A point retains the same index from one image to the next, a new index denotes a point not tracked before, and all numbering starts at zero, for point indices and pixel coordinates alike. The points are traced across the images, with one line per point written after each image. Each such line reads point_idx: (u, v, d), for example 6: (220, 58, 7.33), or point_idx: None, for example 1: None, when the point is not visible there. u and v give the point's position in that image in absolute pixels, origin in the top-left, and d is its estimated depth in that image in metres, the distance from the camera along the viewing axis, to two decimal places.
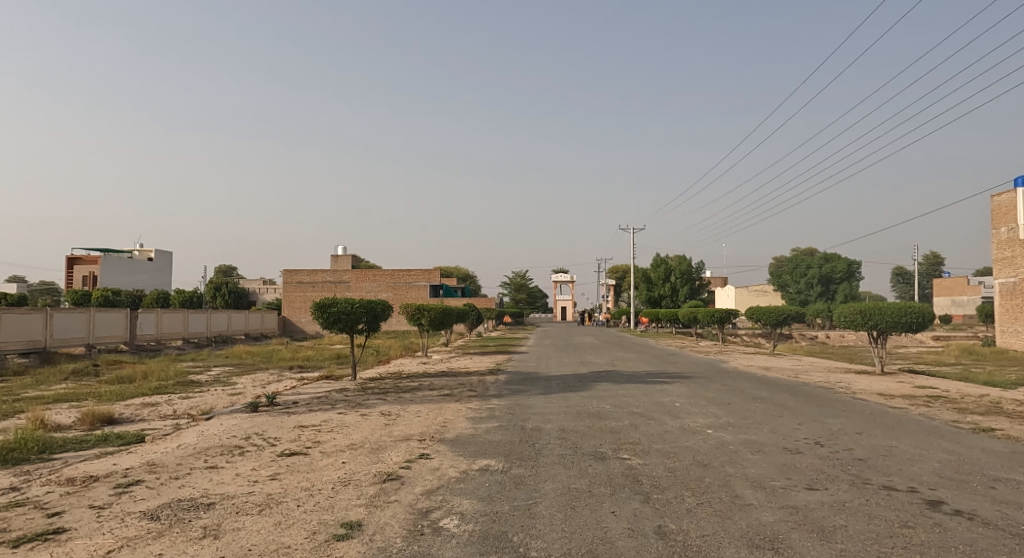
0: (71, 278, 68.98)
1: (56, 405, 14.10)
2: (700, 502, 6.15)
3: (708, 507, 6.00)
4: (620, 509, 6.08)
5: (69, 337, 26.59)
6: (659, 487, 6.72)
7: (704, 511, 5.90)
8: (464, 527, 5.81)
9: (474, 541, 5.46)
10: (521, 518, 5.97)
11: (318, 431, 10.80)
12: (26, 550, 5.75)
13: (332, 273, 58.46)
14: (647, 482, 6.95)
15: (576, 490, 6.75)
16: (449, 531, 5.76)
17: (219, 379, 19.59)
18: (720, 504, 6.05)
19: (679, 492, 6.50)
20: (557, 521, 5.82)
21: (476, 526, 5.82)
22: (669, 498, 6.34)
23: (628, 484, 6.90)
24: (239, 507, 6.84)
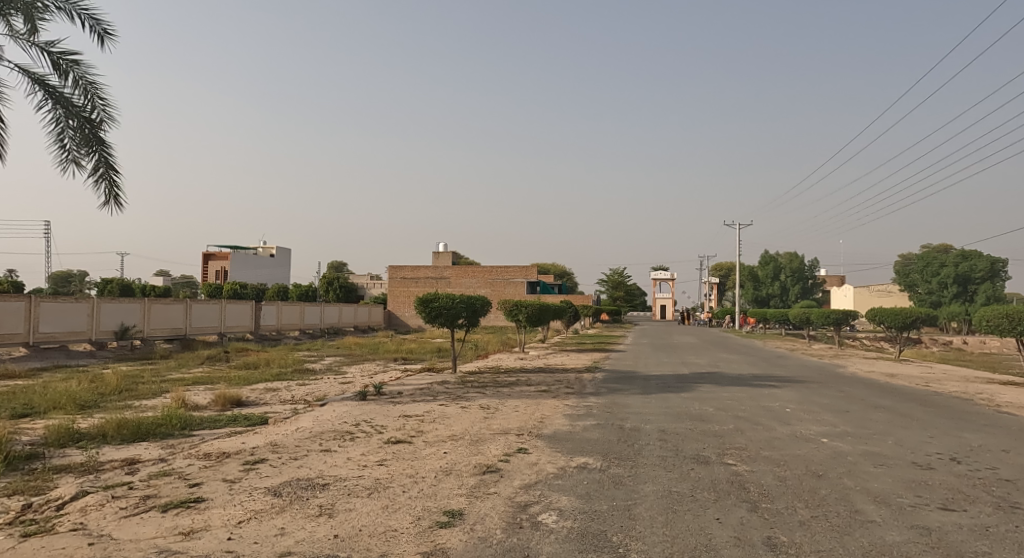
0: (205, 272, 75.16)
1: (194, 387, 15.47)
2: (814, 515, 5.92)
3: (823, 521, 5.78)
4: (726, 516, 5.97)
5: (204, 326, 28.93)
6: (768, 496, 6.55)
7: (819, 525, 5.68)
8: (562, 523, 5.92)
9: (573, 538, 5.55)
10: (621, 519, 6.00)
11: (421, 421, 11.25)
12: (172, 515, 6.38)
13: (434, 270, 60.46)
14: (754, 490, 6.76)
15: (678, 494, 6.69)
16: (547, 526, 5.88)
17: (332, 369, 20.71)
18: (837, 519, 5.80)
19: (792, 503, 6.30)
20: (658, 524, 5.81)
21: (575, 523, 5.90)
22: (779, 508, 6.16)
23: (734, 491, 6.75)
24: (351, 489, 7.28)
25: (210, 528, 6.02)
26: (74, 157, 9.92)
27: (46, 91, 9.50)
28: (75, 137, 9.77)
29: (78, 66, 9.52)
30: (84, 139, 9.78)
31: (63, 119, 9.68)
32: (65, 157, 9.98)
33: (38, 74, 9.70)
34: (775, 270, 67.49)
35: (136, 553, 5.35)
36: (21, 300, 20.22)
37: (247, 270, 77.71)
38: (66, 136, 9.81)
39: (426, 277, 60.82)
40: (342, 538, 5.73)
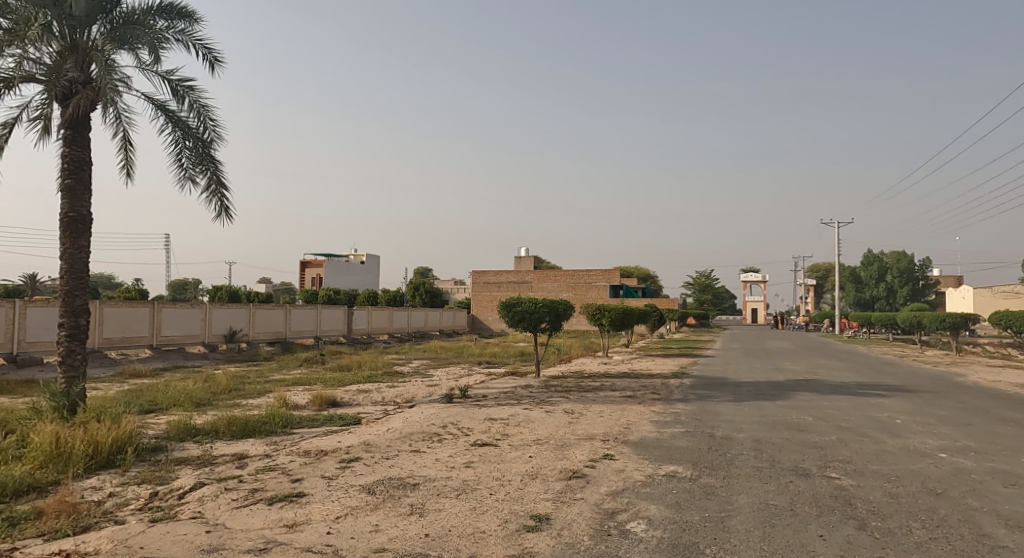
0: (301, 279, 78.95)
1: (294, 387, 16.27)
2: (932, 537, 5.57)
3: (944, 544, 5.43)
4: (830, 533, 5.71)
5: (302, 330, 30.36)
6: (878, 514, 6.20)
7: (938, 547, 5.34)
8: (652, 532, 5.83)
9: (663, 548, 5.47)
10: (714, 531, 5.85)
11: (506, 424, 11.36)
12: (277, 508, 6.73)
13: (517, 274, 60.72)
14: (862, 506, 6.43)
15: (776, 507, 6.45)
16: (636, 534, 5.81)
17: (420, 372, 21.22)
18: (959, 543, 5.44)
19: (906, 523, 5.95)
20: (754, 538, 5.63)
21: (665, 533, 5.81)
22: (891, 527, 5.83)
23: (839, 507, 6.44)
24: (440, 489, 7.46)
25: (311, 522, 6.32)
26: (190, 175, 10.70)
27: (166, 115, 10.29)
28: (192, 156, 10.53)
29: (193, 90, 10.25)
30: (199, 158, 10.52)
31: (181, 139, 10.45)
32: (182, 174, 10.77)
33: (160, 99, 10.53)
34: (880, 270, 63.95)
35: (246, 541, 5.68)
36: (146, 306, 21.90)
37: (340, 277, 81.00)
38: (183, 155, 10.59)
39: (510, 281, 61.31)
40: (432, 537, 5.87)
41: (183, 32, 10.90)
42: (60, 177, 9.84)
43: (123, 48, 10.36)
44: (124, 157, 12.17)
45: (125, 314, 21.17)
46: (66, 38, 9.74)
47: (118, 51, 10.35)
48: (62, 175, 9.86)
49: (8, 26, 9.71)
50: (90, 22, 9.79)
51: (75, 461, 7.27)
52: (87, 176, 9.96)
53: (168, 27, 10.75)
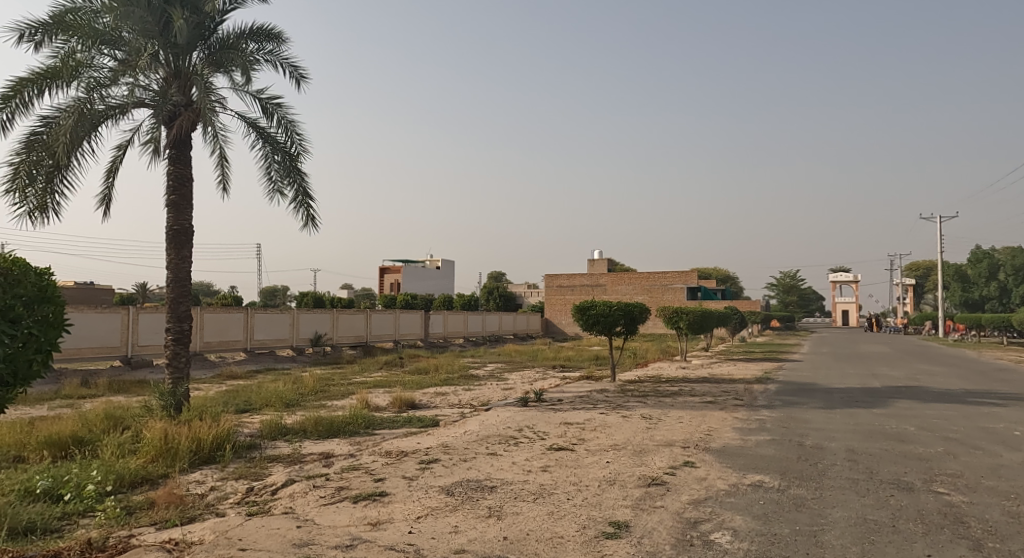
0: (380, 285, 81.40)
1: (375, 390, 16.79)
2: None
3: None
4: (938, 553, 5.43)
5: (382, 333, 31.26)
6: (995, 534, 5.85)
7: None
8: (737, 544, 5.72)
9: None
10: (806, 545, 5.67)
11: (582, 429, 11.34)
12: (361, 506, 6.99)
13: (591, 277, 60.32)
14: (975, 526, 6.08)
15: (875, 523, 6.18)
16: (721, 546, 5.71)
17: (495, 375, 21.45)
18: None
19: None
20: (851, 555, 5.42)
21: (752, 545, 5.68)
22: (1010, 549, 5.49)
23: (949, 525, 6.11)
24: (517, 493, 7.54)
25: (394, 521, 6.52)
26: (279, 187, 11.26)
27: (257, 132, 10.87)
28: (279, 169, 11.06)
29: (281, 107, 10.78)
30: (287, 171, 11.05)
31: (270, 154, 11.02)
32: (272, 187, 11.34)
33: (252, 117, 11.14)
34: (989, 268, 59.73)
35: (334, 537, 5.93)
36: (241, 311, 23.13)
37: (417, 282, 82.91)
38: (272, 169, 11.14)
39: (583, 284, 61.02)
40: (511, 540, 5.95)
41: (272, 52, 11.49)
42: (165, 193, 10.57)
43: (219, 71, 11.04)
44: (221, 172, 12.95)
45: (222, 319, 22.42)
46: (170, 65, 10.48)
47: (215, 74, 11.05)
48: (167, 191, 10.57)
49: (121, 57, 10.55)
50: (191, 48, 10.50)
51: (180, 456, 7.78)
52: (189, 192, 10.64)
53: (259, 49, 11.37)
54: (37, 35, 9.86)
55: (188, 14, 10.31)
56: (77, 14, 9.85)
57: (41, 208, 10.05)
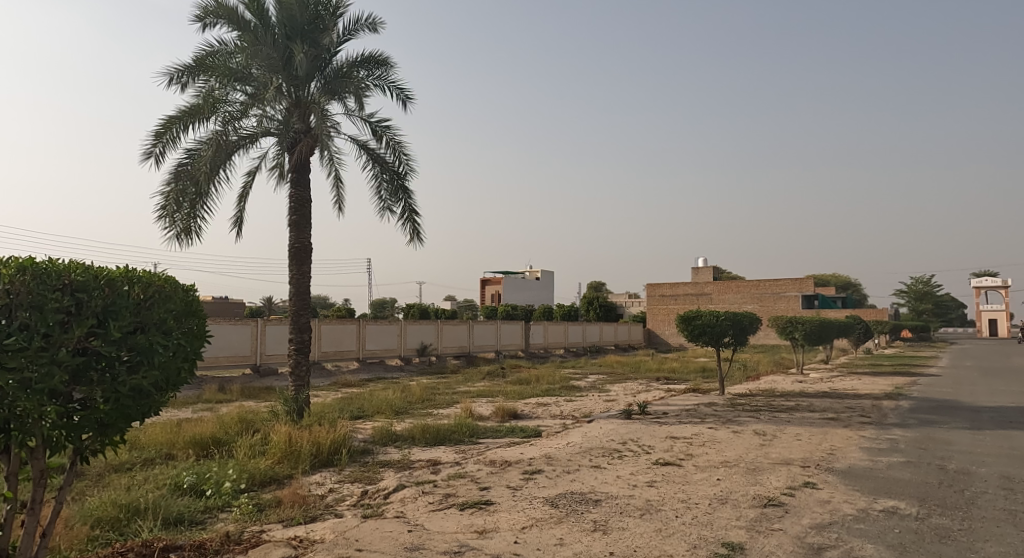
0: (482, 296, 83.10)
1: (478, 399, 17.11)
2: None
3: None
4: None
5: (484, 344, 31.82)
6: None
7: None
8: None
9: None
10: None
11: (689, 444, 11.05)
12: (468, 514, 7.15)
13: (696, 286, 58.61)
14: None
15: None
16: None
17: (597, 386, 21.29)
18: None
19: None
20: None
21: None
22: None
23: None
24: (623, 507, 7.45)
25: (499, 530, 6.62)
26: (388, 205, 11.78)
27: (367, 153, 11.46)
28: (388, 188, 11.59)
29: (389, 129, 11.30)
30: (395, 189, 11.56)
31: (379, 174, 11.57)
32: (381, 204, 11.89)
33: (363, 140, 11.76)
34: None
35: (443, 543, 6.10)
36: (354, 323, 24.28)
37: (517, 293, 83.88)
38: (381, 187, 11.68)
39: (687, 293, 59.37)
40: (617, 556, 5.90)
41: (380, 78, 12.08)
42: (287, 214, 11.33)
43: (334, 98, 11.75)
44: (336, 193, 13.74)
45: (337, 331, 23.62)
46: (291, 95, 11.26)
47: (330, 102, 11.75)
48: (289, 212, 11.33)
49: (251, 91, 11.45)
50: (309, 79, 11.23)
51: (302, 458, 8.27)
52: (308, 213, 11.36)
53: (369, 76, 11.98)
54: (183, 78, 10.93)
55: (308, 48, 11.06)
56: (216, 56, 10.87)
57: (186, 231, 11.10)
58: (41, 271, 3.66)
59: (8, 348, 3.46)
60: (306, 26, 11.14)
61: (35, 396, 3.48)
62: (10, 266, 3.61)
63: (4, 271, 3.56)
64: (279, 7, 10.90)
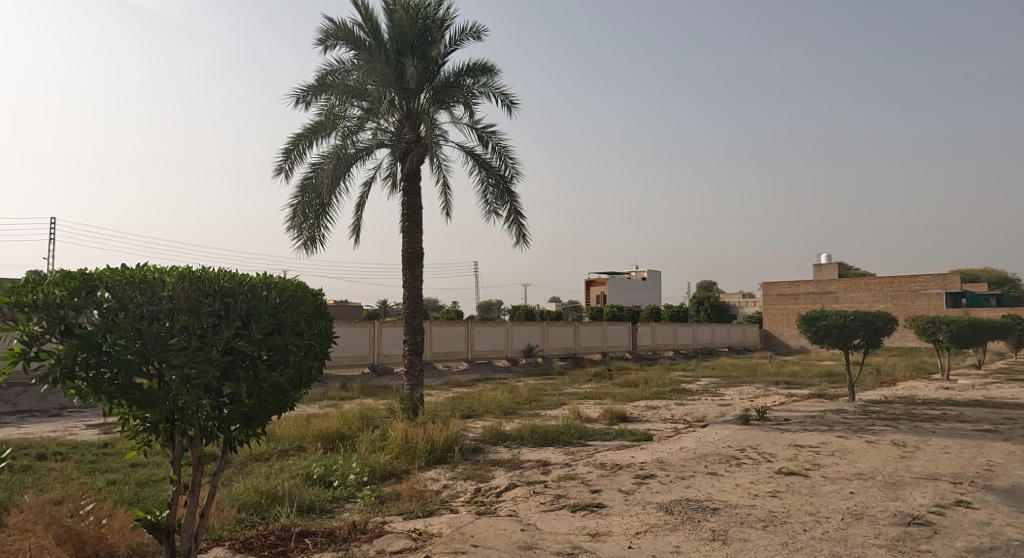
0: (587, 297, 82.67)
1: (586, 401, 16.95)
2: None
3: None
4: None
5: (590, 345, 31.58)
6: None
7: None
8: None
9: None
10: None
11: (816, 453, 10.36)
12: (580, 516, 7.03)
13: (818, 284, 55.06)
14: None
15: None
16: None
17: (710, 390, 20.52)
18: None
19: None
20: None
21: None
22: None
23: None
24: (744, 518, 7.08)
25: (613, 534, 6.46)
26: (494, 208, 11.89)
27: (474, 159, 11.62)
28: (494, 192, 11.69)
29: (495, 134, 11.40)
30: (500, 193, 11.64)
31: (486, 179, 11.70)
32: (488, 208, 12.02)
33: (470, 146, 11.93)
34: None
35: (556, 544, 6.02)
36: (463, 324, 24.78)
37: (623, 294, 82.72)
38: (488, 192, 11.79)
39: (809, 293, 56.05)
40: None
41: (486, 85, 12.20)
42: (401, 221, 11.71)
43: (442, 108, 11.99)
44: (444, 199, 14.07)
45: (447, 332, 24.23)
46: (403, 107, 11.62)
47: (439, 111, 12.00)
48: (401, 219, 11.69)
49: (367, 106, 11.91)
50: (419, 91, 11.54)
51: (418, 455, 8.48)
52: (420, 218, 11.67)
53: (475, 84, 12.13)
54: (307, 98, 11.53)
55: (418, 61, 11.37)
56: (335, 75, 11.37)
57: (311, 240, 11.71)
58: (196, 278, 3.90)
59: (172, 347, 3.72)
60: (416, 40, 11.43)
61: (194, 391, 3.73)
62: (171, 275, 3.88)
63: (168, 279, 3.84)
64: (391, 24, 11.28)
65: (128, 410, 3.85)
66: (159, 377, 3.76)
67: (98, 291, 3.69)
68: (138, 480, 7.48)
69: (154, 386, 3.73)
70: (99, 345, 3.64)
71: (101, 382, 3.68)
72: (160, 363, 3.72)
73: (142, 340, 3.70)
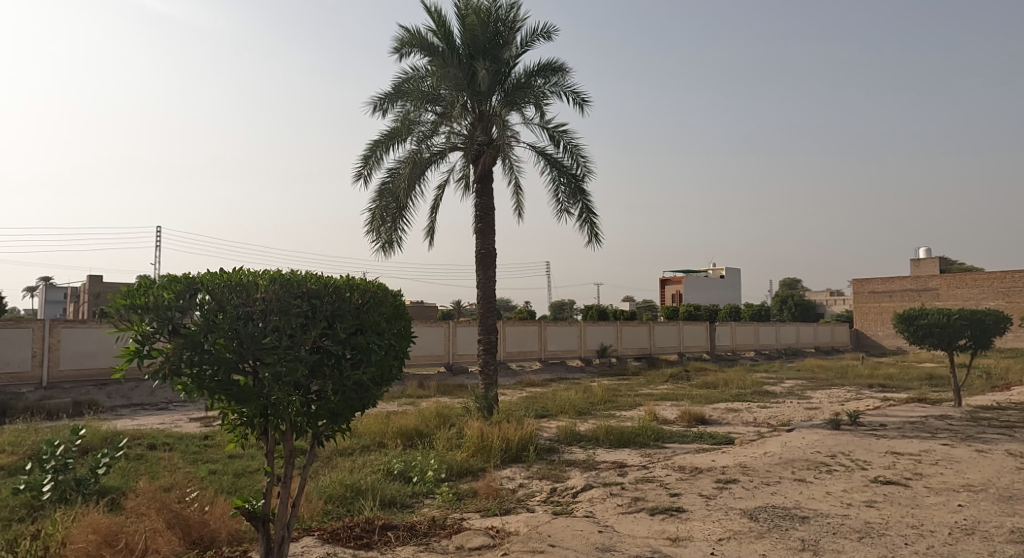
0: (663, 296, 81.13)
1: (663, 402, 16.54)
2: None
3: None
4: None
5: (666, 345, 30.90)
6: None
7: None
8: None
9: None
10: None
11: (917, 461, 9.68)
12: (659, 520, 6.79)
13: (915, 281, 51.59)
14: None
15: None
16: None
17: (796, 392, 19.61)
18: None
19: None
20: None
21: None
22: None
23: None
24: (836, 528, 6.65)
25: (694, 539, 6.20)
26: (565, 207, 11.73)
27: (546, 159, 11.51)
28: (566, 191, 11.53)
29: (566, 134, 11.25)
30: (572, 193, 11.47)
31: (557, 178, 11.56)
32: (559, 208, 11.87)
33: (541, 147, 11.82)
34: None
35: (635, 547, 5.82)
36: (536, 324, 24.72)
37: (701, 292, 80.65)
38: (560, 191, 11.65)
39: (906, 290, 52.75)
40: None
41: (557, 85, 12.07)
42: (474, 222, 11.73)
43: (513, 109, 11.94)
44: (516, 200, 14.03)
45: (520, 332, 24.24)
46: (475, 110, 11.64)
47: (510, 113, 11.95)
48: (475, 220, 11.71)
49: (440, 111, 12.01)
50: (491, 93, 11.53)
51: (493, 453, 8.43)
52: (493, 219, 11.66)
53: (546, 84, 12.02)
54: (383, 106, 11.73)
55: (490, 64, 11.36)
56: (410, 81, 11.51)
57: (389, 243, 11.90)
58: (285, 280, 3.95)
59: (265, 346, 3.79)
60: (488, 44, 11.42)
61: (286, 388, 3.79)
62: (264, 278, 3.94)
63: (260, 282, 3.91)
64: (463, 29, 11.32)
65: (227, 405, 3.94)
66: (254, 374, 3.84)
67: (200, 293, 3.78)
68: (236, 470, 7.77)
69: (249, 383, 3.81)
70: (202, 344, 3.73)
71: (203, 379, 3.77)
72: (255, 362, 3.80)
73: (239, 340, 3.77)
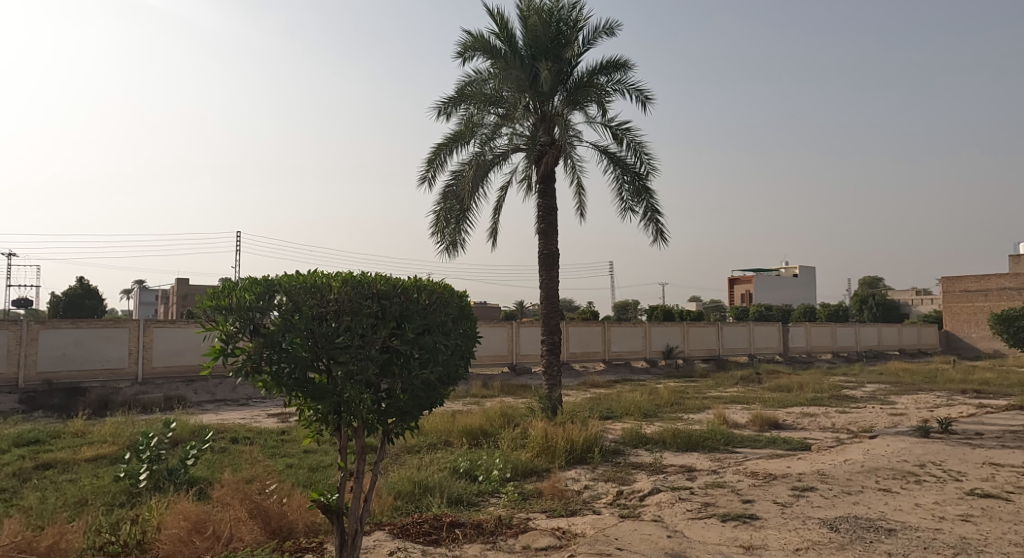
0: (733, 296, 78.94)
1: (733, 405, 15.98)
2: None
3: None
4: None
5: (735, 347, 29.96)
6: None
7: None
8: None
9: None
10: None
11: (1019, 474, 8.93)
12: (731, 527, 6.48)
13: (1015, 279, 47.81)
14: None
15: None
16: None
17: (879, 397, 18.59)
18: None
19: None
20: None
21: None
22: None
23: None
24: (927, 542, 6.18)
25: (769, 548, 5.87)
26: (630, 206, 11.46)
27: (609, 157, 11.27)
28: (630, 189, 11.26)
29: (630, 131, 10.98)
30: (637, 191, 11.19)
31: (621, 176, 11.29)
32: (623, 207, 11.62)
33: (605, 145, 11.59)
34: None
35: (706, 554, 5.56)
36: (600, 325, 24.40)
37: (773, 292, 78.03)
38: (624, 189, 11.38)
39: (1003, 290, 49.27)
40: None
41: (619, 82, 11.82)
42: (536, 221, 11.60)
43: (575, 108, 11.75)
44: (578, 199, 13.83)
45: (583, 332, 23.99)
46: (538, 110, 11.50)
47: (572, 112, 11.76)
48: (537, 220, 11.58)
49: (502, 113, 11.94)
50: (554, 93, 11.37)
51: (558, 454, 8.27)
52: (556, 218, 11.51)
53: (609, 81, 11.78)
54: (446, 109, 11.74)
55: (552, 64, 11.21)
56: (473, 84, 11.47)
57: (453, 244, 11.92)
58: (357, 281, 3.91)
59: (338, 345, 3.79)
60: (550, 44, 11.27)
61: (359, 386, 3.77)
62: (336, 279, 3.91)
63: (334, 283, 3.88)
64: (525, 29, 11.20)
65: (303, 402, 3.95)
66: (329, 372, 3.85)
67: (279, 295, 3.77)
68: (310, 464, 7.90)
69: (324, 381, 3.82)
70: (280, 343, 3.74)
71: (282, 376, 3.78)
72: (329, 360, 3.80)
73: (314, 339, 3.77)
